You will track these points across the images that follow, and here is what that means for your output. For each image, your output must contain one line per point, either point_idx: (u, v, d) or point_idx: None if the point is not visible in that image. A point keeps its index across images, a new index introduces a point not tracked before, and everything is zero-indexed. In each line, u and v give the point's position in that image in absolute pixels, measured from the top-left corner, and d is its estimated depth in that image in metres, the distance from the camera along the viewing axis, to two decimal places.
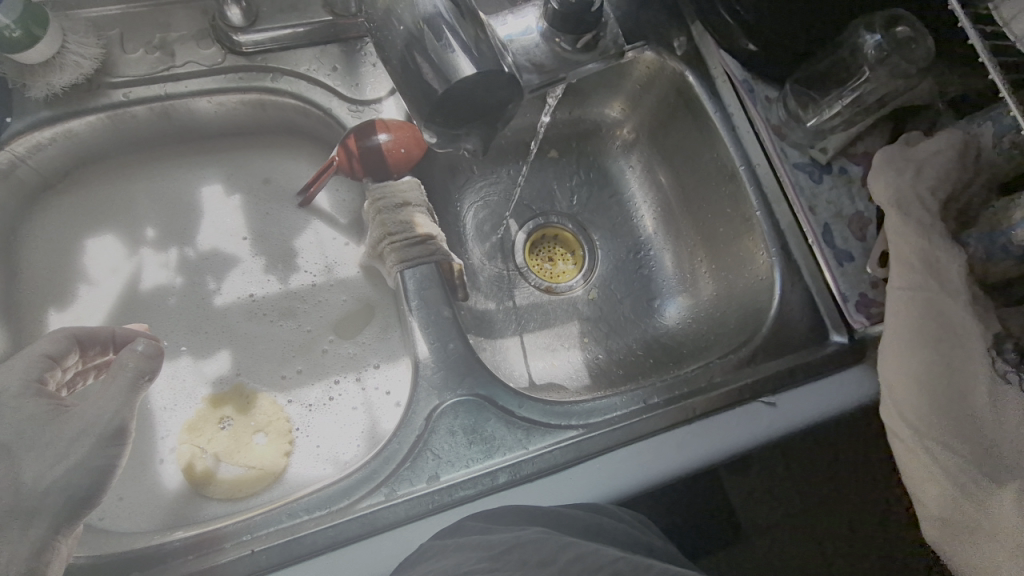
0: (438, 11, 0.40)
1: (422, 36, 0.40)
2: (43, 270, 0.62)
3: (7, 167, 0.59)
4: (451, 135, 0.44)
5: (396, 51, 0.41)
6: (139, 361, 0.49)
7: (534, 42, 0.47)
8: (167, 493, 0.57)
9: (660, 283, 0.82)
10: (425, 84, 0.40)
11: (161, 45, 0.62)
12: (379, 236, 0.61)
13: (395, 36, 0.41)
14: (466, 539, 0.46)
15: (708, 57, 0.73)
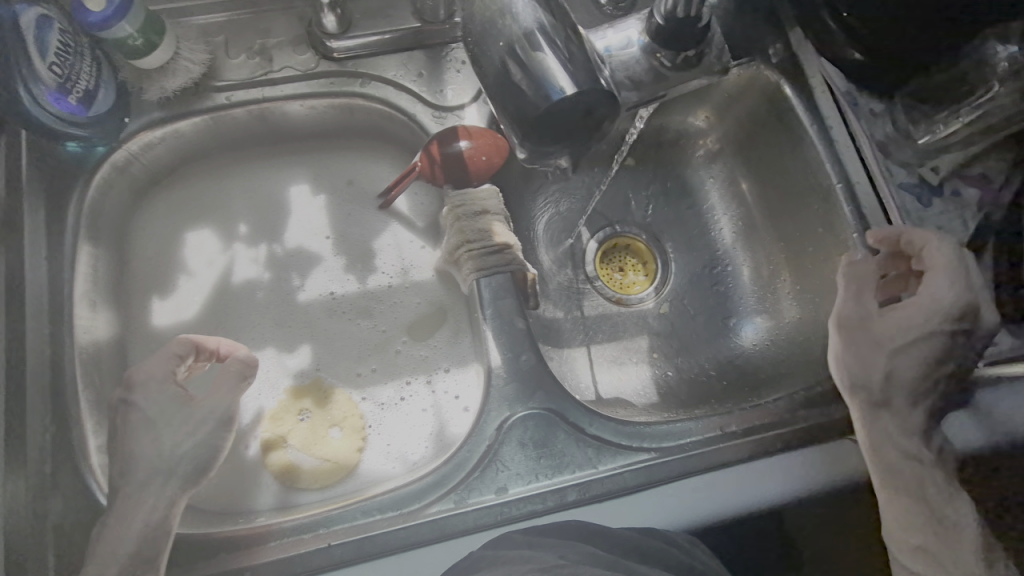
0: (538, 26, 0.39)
1: (523, 52, 0.39)
2: (149, 259, 0.67)
3: (123, 163, 0.63)
4: (544, 152, 0.42)
5: (494, 66, 0.40)
6: (243, 362, 0.55)
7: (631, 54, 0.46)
8: (249, 478, 0.61)
9: (738, 301, 0.79)
10: (525, 101, 0.39)
11: (260, 51, 0.64)
12: (457, 242, 0.61)
13: (493, 52, 0.40)
14: (528, 556, 0.46)
15: (808, 65, 0.69)
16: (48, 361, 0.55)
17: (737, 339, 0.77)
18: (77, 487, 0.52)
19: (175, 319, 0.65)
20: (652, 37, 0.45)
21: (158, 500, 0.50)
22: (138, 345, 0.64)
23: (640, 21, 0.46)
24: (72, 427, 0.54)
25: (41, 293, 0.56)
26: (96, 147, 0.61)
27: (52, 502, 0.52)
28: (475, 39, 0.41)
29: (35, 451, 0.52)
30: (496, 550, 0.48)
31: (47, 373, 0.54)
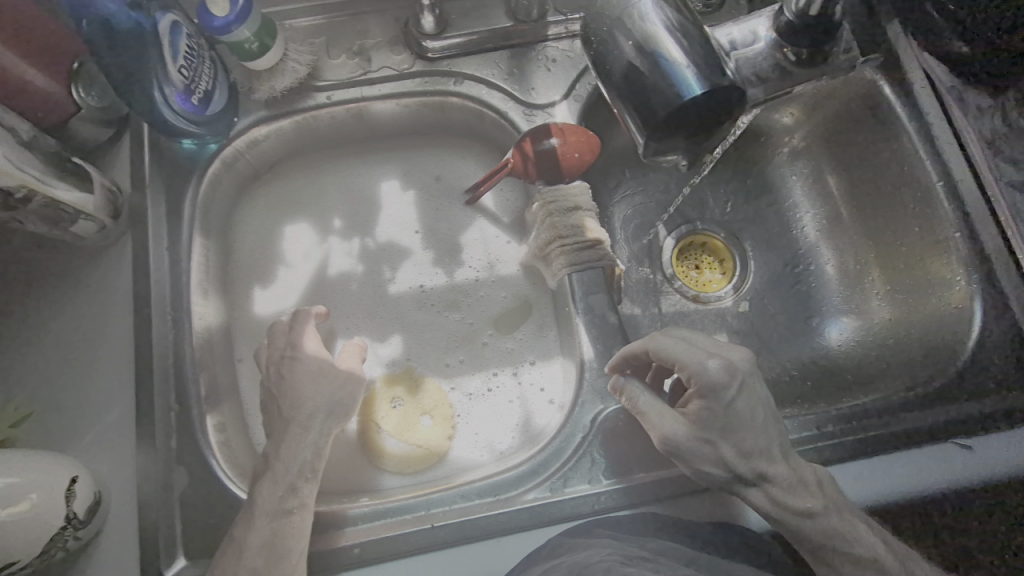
0: (665, 23, 0.40)
1: (650, 55, 0.39)
2: (251, 251, 0.70)
3: (232, 158, 0.66)
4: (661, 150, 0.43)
5: (619, 68, 0.40)
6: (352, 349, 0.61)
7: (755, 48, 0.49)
8: (346, 461, 0.63)
9: (824, 301, 0.77)
10: (651, 102, 0.40)
11: (359, 51, 0.67)
12: (549, 238, 0.62)
13: (619, 53, 0.40)
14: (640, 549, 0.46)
15: (908, 58, 0.67)
16: (169, 346, 0.58)
17: (821, 339, 0.76)
18: (198, 466, 0.55)
19: (276, 308, 0.69)
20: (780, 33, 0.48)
21: (288, 479, 0.51)
22: (243, 334, 0.67)
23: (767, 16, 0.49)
24: (192, 409, 0.57)
25: (163, 281, 0.60)
26: (209, 144, 0.64)
27: (176, 477, 0.55)
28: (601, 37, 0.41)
29: (161, 431, 0.56)
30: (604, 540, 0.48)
31: (168, 357, 0.58)
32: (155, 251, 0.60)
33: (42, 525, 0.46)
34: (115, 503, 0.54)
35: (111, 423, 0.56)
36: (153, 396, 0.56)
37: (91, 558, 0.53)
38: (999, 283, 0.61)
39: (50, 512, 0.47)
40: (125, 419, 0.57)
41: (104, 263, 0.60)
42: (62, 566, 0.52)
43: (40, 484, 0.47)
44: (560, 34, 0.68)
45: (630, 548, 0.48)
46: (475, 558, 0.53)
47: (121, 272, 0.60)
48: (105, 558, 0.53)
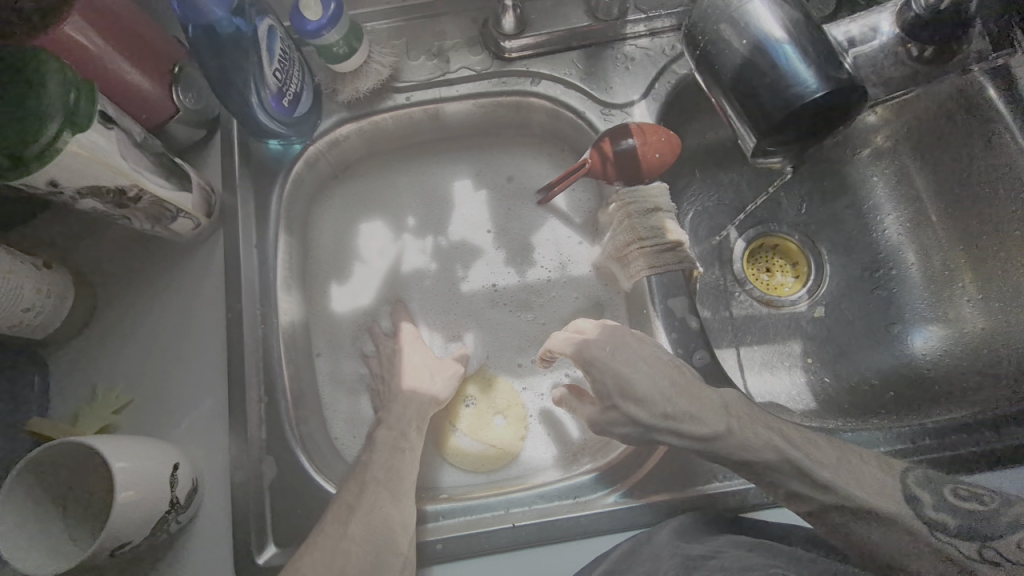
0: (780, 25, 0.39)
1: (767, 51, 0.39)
2: (328, 249, 0.71)
3: (314, 158, 0.68)
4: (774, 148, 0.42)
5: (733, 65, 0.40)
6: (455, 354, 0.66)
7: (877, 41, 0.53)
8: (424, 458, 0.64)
9: (908, 307, 0.74)
10: (770, 96, 0.39)
11: (438, 53, 0.68)
12: (628, 239, 0.61)
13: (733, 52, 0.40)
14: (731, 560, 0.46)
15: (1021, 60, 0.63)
16: (258, 339, 0.60)
17: (905, 347, 0.73)
18: (286, 456, 0.57)
19: (353, 305, 0.70)
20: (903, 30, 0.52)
21: (390, 460, 0.56)
22: (319, 326, 0.68)
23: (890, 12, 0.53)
24: (279, 402, 0.59)
25: (253, 278, 0.62)
26: (294, 145, 0.66)
27: (266, 467, 0.57)
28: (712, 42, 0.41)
29: (251, 422, 0.58)
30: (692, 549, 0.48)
31: (258, 350, 0.60)
32: (245, 248, 0.62)
33: (150, 509, 0.49)
34: (209, 490, 0.57)
35: (204, 413, 0.59)
36: (244, 388, 0.58)
37: (186, 542, 0.55)
38: None
39: (155, 497, 0.49)
40: (217, 409, 0.59)
41: (196, 258, 0.63)
42: (161, 547, 0.55)
43: (147, 469, 0.49)
44: (639, 33, 0.67)
45: (724, 556, 0.47)
46: (558, 558, 0.53)
47: (213, 268, 0.62)
48: (200, 542, 0.55)
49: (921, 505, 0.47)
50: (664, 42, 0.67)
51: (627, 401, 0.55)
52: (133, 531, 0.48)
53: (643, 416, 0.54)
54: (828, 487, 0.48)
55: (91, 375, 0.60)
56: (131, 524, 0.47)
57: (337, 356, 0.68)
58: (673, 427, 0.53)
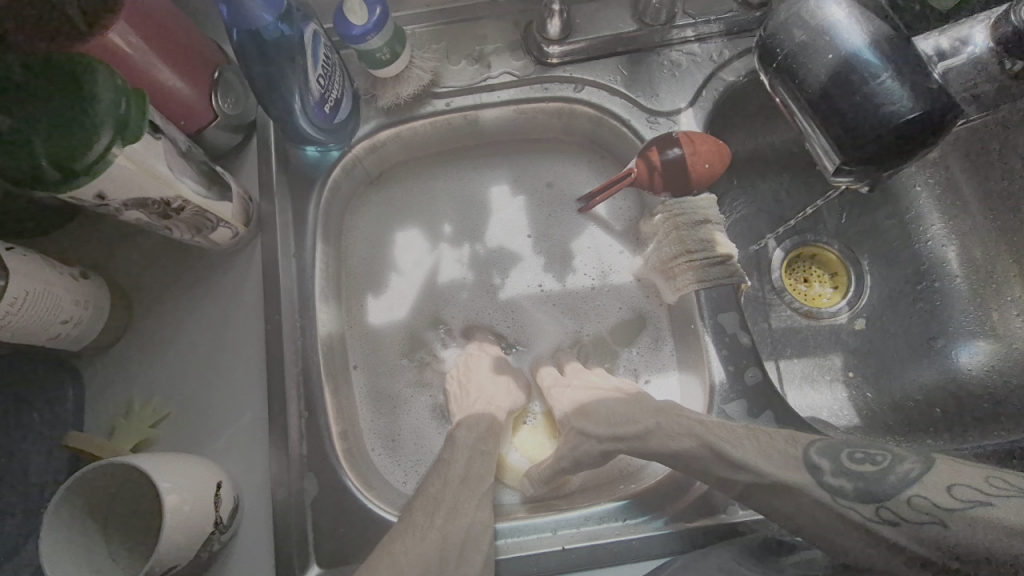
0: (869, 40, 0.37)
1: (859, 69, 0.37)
2: (363, 257, 0.70)
3: (352, 164, 0.67)
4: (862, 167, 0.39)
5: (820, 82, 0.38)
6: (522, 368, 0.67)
7: (968, 54, 0.44)
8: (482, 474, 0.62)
9: (954, 321, 0.73)
10: (864, 115, 0.37)
11: (479, 57, 0.66)
12: (677, 251, 0.60)
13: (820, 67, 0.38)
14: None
15: None
16: (298, 352, 0.59)
17: (951, 362, 0.72)
18: (328, 473, 0.56)
19: (390, 314, 0.68)
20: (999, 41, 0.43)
21: (436, 479, 0.55)
22: (356, 335, 0.67)
23: (985, 23, 0.44)
24: (320, 416, 0.57)
25: (291, 289, 0.60)
26: (331, 152, 0.64)
27: (308, 484, 0.55)
28: (792, 54, 0.39)
29: (293, 437, 0.56)
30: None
31: (298, 364, 0.58)
32: (284, 258, 0.61)
33: (196, 531, 0.47)
34: (250, 507, 0.55)
35: (244, 427, 0.57)
36: (284, 402, 0.57)
37: (228, 560, 0.54)
38: None
39: (201, 518, 0.48)
40: (256, 424, 0.57)
41: (234, 268, 0.61)
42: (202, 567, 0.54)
43: (193, 490, 0.48)
44: (686, 39, 0.65)
45: None
46: None
47: (250, 278, 0.61)
48: (242, 560, 0.54)
49: (822, 472, 0.48)
50: (711, 49, 0.65)
51: (580, 418, 0.58)
52: (180, 554, 0.46)
53: (592, 427, 0.57)
54: (742, 465, 0.50)
55: (127, 388, 0.58)
56: (179, 547, 0.46)
57: (374, 367, 0.66)
58: (616, 440, 0.56)
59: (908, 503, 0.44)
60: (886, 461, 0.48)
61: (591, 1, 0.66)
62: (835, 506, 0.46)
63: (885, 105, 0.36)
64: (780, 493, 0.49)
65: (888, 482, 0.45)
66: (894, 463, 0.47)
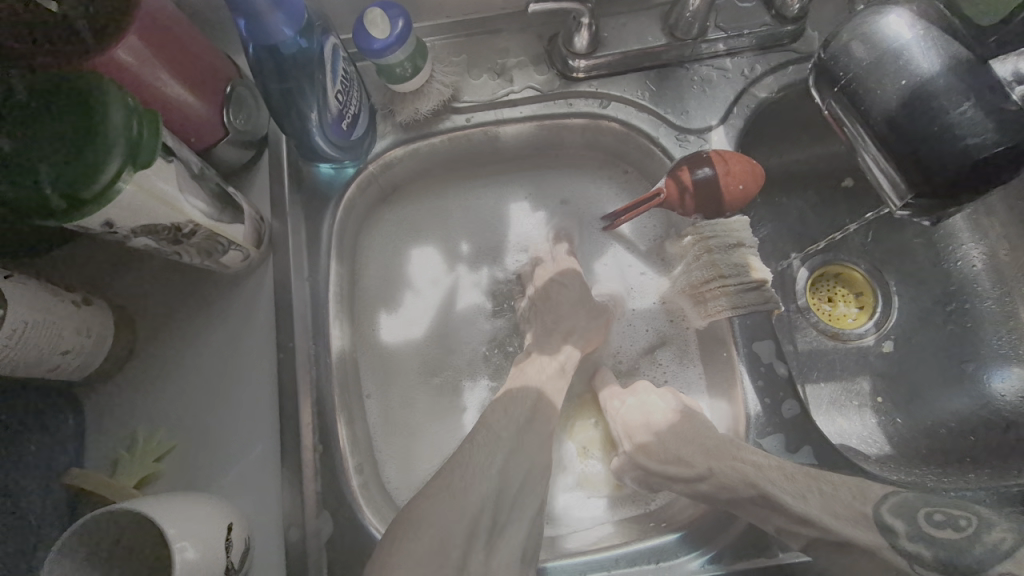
0: (946, 66, 0.35)
1: (935, 99, 0.35)
2: (377, 277, 0.67)
3: (366, 182, 0.64)
4: (929, 198, 0.37)
5: (887, 110, 0.37)
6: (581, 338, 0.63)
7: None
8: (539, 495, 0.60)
9: (988, 345, 0.71)
10: (935, 148, 0.35)
11: (501, 71, 0.64)
12: (709, 276, 0.58)
13: (888, 92, 0.36)
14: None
15: None
16: (312, 381, 0.56)
17: (984, 387, 0.69)
18: (344, 510, 0.53)
19: (405, 337, 0.65)
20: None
21: None
22: (372, 359, 0.64)
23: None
24: (336, 450, 0.54)
25: (305, 314, 0.57)
26: (346, 169, 0.62)
27: (323, 523, 0.52)
28: (857, 77, 0.38)
29: (307, 472, 0.53)
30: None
31: (312, 394, 0.55)
32: (298, 281, 0.58)
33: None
34: (261, 547, 0.52)
35: (255, 460, 0.54)
36: (298, 434, 0.54)
37: None
38: None
39: (213, 564, 0.45)
40: (268, 458, 0.54)
41: (245, 292, 0.58)
42: None
43: (203, 534, 0.44)
44: (716, 55, 0.63)
45: None
46: None
47: (263, 302, 0.58)
48: None
49: (896, 536, 0.43)
50: (742, 65, 0.63)
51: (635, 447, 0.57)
52: None
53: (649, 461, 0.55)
54: (807, 521, 0.46)
55: (130, 420, 0.55)
56: None
57: (389, 395, 0.63)
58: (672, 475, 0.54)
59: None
60: (972, 525, 0.43)
61: (619, 14, 0.63)
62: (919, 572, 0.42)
63: (965, 137, 0.34)
64: (828, 539, 0.46)
65: (975, 554, 0.40)
66: (981, 530, 0.41)
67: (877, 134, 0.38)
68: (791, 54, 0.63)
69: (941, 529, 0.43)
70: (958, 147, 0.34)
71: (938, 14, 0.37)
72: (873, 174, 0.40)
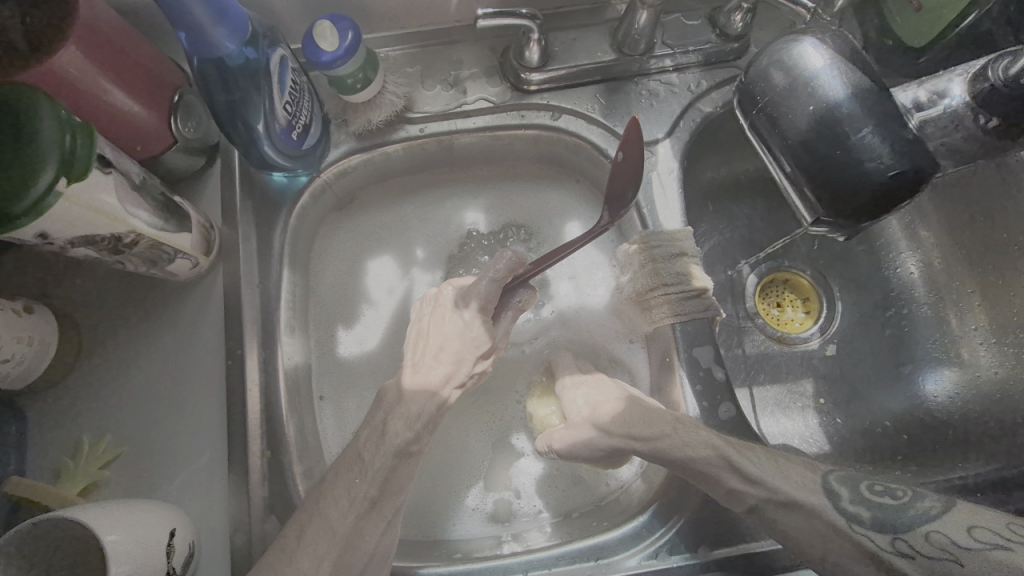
0: (851, 94, 0.37)
1: (839, 124, 0.37)
2: (331, 284, 0.67)
3: (320, 190, 0.64)
4: (836, 220, 0.39)
5: (799, 133, 0.39)
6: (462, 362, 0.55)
7: (944, 108, 0.41)
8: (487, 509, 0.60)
9: (922, 349, 0.74)
10: (840, 173, 0.37)
11: (454, 82, 0.65)
12: (653, 284, 0.59)
13: (799, 117, 0.39)
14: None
15: None
16: (262, 387, 0.57)
17: (918, 389, 0.73)
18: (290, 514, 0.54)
19: (359, 343, 0.66)
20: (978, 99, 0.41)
21: None
22: (325, 367, 0.65)
23: (964, 77, 0.42)
24: (283, 455, 0.55)
25: (255, 321, 0.58)
26: (299, 177, 0.62)
27: (270, 527, 0.54)
28: (773, 101, 0.40)
29: (254, 478, 0.54)
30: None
31: (260, 400, 0.56)
32: (248, 289, 0.59)
33: None
34: (205, 552, 0.53)
35: (202, 466, 0.55)
36: (245, 440, 0.55)
37: None
38: None
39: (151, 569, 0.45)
40: (215, 464, 0.55)
41: (194, 299, 0.59)
42: None
43: (143, 540, 0.45)
44: (664, 70, 0.65)
45: None
46: None
47: (211, 310, 0.59)
48: None
49: (841, 499, 0.48)
50: (689, 80, 0.65)
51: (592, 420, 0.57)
52: None
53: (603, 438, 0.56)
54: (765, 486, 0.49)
55: (76, 427, 0.55)
56: None
57: (341, 402, 0.64)
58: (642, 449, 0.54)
59: (927, 537, 0.45)
60: (905, 498, 0.49)
61: (570, 29, 0.65)
62: (859, 529, 0.47)
63: (866, 161, 0.36)
64: (794, 486, 0.49)
65: (911, 515, 0.46)
66: (913, 500, 0.48)
67: (790, 157, 0.40)
68: (734, 70, 0.66)
69: (880, 498, 0.48)
70: (863, 168, 0.37)
71: (845, 43, 0.39)
72: (787, 193, 0.42)
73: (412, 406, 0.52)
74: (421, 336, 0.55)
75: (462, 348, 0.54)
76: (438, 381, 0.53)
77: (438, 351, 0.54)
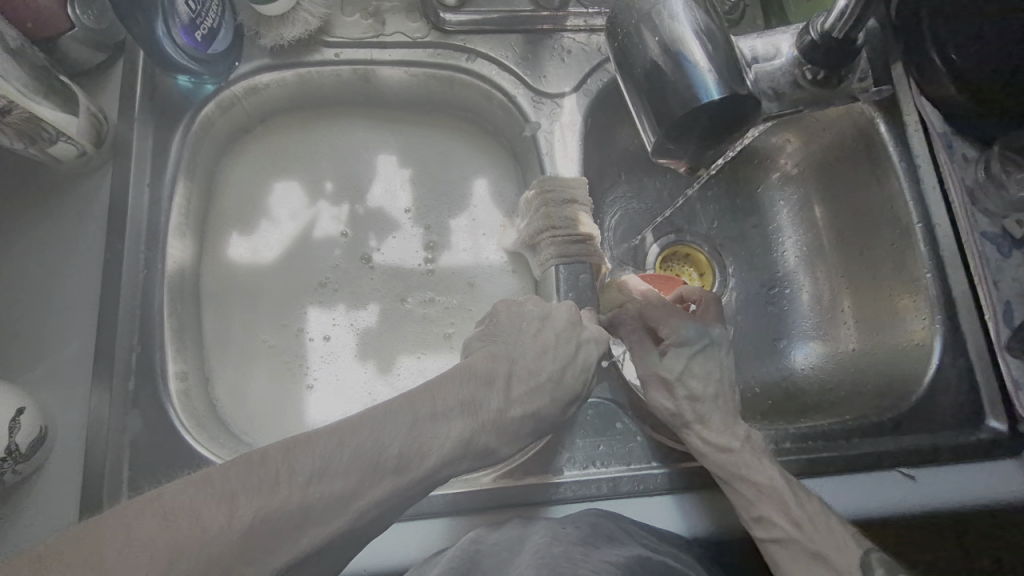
0: (694, 30, 0.45)
1: (674, 49, 0.45)
2: (231, 200, 0.67)
3: (228, 103, 0.64)
4: (671, 143, 0.48)
5: (641, 68, 0.46)
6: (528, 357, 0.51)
7: (774, 63, 0.55)
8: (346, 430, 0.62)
9: (793, 322, 0.75)
10: (671, 102, 0.45)
11: (374, 13, 0.66)
12: (541, 227, 0.62)
13: (643, 47, 0.46)
14: (606, 555, 0.44)
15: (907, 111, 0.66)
16: (139, 281, 0.57)
17: (788, 361, 0.73)
18: (151, 411, 0.54)
19: (251, 257, 0.66)
20: (801, 51, 0.54)
21: None
22: (213, 278, 0.64)
23: (792, 36, 0.55)
24: (153, 351, 0.55)
25: (139, 220, 0.58)
26: (206, 85, 0.62)
27: (130, 421, 0.53)
28: (630, 31, 0.47)
29: (118, 371, 0.54)
30: (554, 546, 0.45)
31: (136, 296, 0.56)
32: (135, 186, 0.58)
33: None
34: (61, 434, 0.53)
35: (69, 354, 0.55)
36: (114, 334, 0.55)
37: (31, 490, 0.52)
38: (963, 327, 0.61)
39: None
40: (82, 353, 0.55)
41: (81, 191, 0.58)
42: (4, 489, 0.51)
43: None
44: (578, 27, 0.68)
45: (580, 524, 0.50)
46: (428, 535, 0.52)
47: (98, 203, 0.58)
48: (46, 490, 0.52)
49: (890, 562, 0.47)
50: (600, 40, 0.68)
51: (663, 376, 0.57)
52: None
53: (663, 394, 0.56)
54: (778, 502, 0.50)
55: None
56: None
57: (227, 315, 0.63)
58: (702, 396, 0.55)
59: None
60: None
61: None
62: None
63: (690, 88, 0.45)
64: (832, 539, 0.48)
65: None
66: None
67: (637, 91, 0.48)
68: None
69: None
70: (690, 96, 0.45)
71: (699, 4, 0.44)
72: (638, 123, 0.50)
73: (506, 428, 0.48)
74: (537, 369, 0.51)
75: (524, 362, 0.51)
76: (529, 418, 0.49)
77: (553, 385, 0.51)
